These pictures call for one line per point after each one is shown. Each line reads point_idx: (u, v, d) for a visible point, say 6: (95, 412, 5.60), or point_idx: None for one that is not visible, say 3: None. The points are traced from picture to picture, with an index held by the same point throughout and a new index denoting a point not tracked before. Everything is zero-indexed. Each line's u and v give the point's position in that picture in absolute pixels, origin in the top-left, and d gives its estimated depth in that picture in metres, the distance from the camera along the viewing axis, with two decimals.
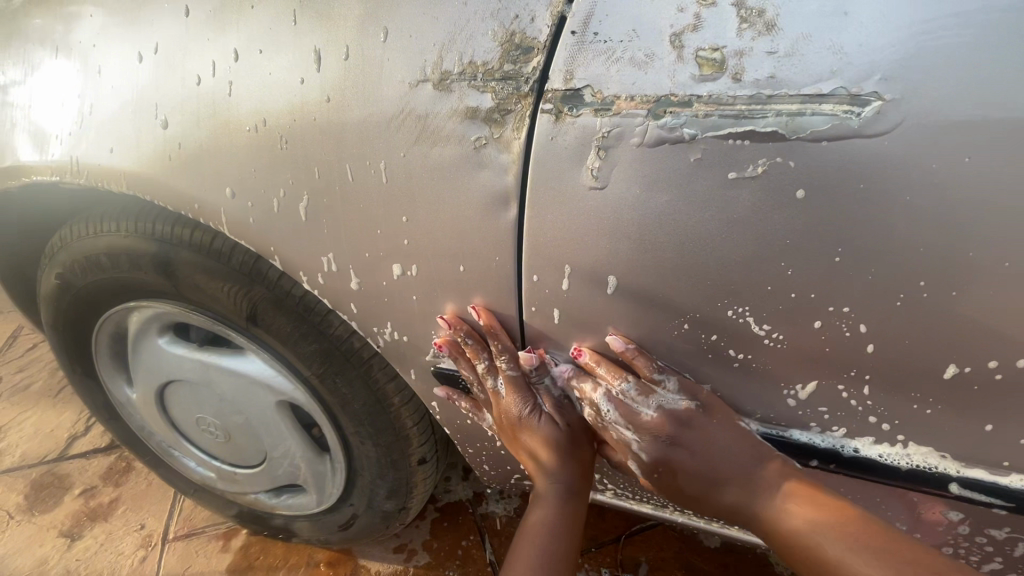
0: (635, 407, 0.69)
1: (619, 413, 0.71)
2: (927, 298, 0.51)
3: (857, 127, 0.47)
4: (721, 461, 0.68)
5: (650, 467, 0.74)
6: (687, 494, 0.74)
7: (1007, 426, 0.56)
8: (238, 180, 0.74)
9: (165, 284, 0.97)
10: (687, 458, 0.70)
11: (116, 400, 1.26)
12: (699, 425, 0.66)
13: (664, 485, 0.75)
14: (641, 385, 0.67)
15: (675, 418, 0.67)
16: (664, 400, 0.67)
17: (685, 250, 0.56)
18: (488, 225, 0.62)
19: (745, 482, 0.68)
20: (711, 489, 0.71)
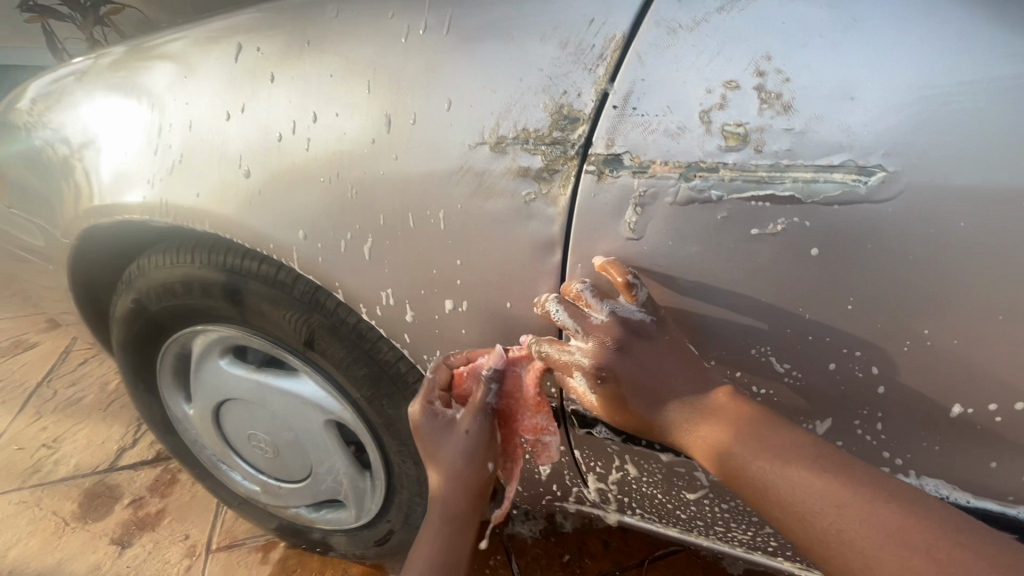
0: (586, 312, 0.66)
1: (568, 320, 0.67)
2: (932, 343, 0.57)
3: (864, 194, 0.55)
4: (658, 369, 0.66)
5: (594, 380, 0.68)
6: (627, 411, 0.69)
7: (1010, 461, 0.62)
8: (311, 222, 0.84)
9: (232, 311, 1.07)
10: (632, 364, 0.66)
11: (173, 416, 1.36)
12: (649, 334, 0.65)
13: (605, 402, 0.69)
14: (601, 293, 0.67)
15: (624, 323, 0.65)
16: (620, 307, 0.65)
17: (711, 295, 0.63)
18: (535, 268, 0.71)
19: (687, 392, 0.65)
20: (651, 400, 0.67)
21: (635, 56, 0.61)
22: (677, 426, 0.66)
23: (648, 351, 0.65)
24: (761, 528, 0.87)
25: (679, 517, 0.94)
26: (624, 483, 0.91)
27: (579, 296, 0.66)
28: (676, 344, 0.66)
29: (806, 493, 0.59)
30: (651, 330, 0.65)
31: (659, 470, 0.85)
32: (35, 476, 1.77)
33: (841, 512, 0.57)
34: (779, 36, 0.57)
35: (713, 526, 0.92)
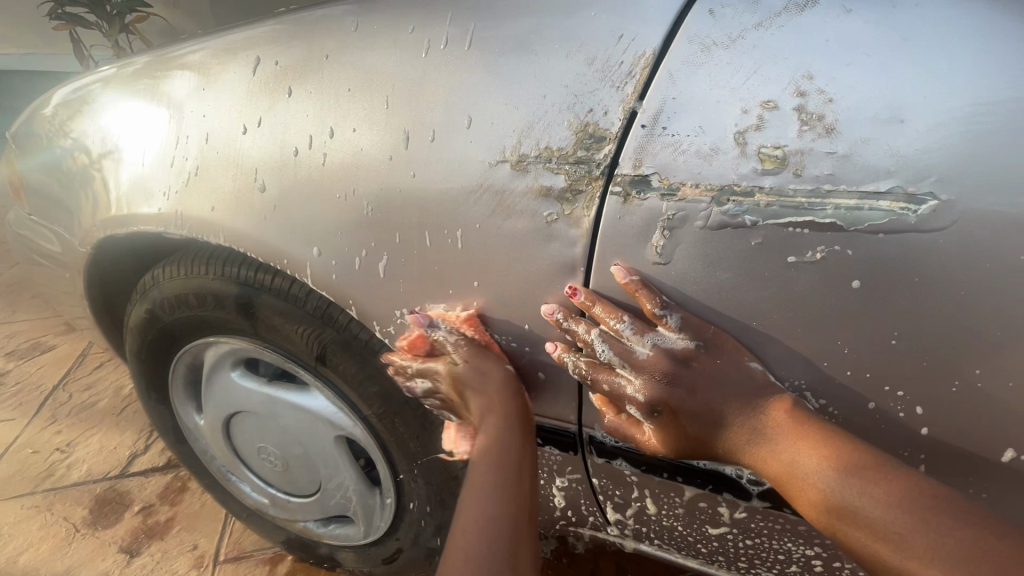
0: (629, 347, 0.66)
1: (613, 355, 0.67)
2: (980, 382, 0.54)
3: (914, 223, 0.51)
4: (712, 399, 0.64)
5: (649, 412, 0.68)
6: (688, 438, 0.68)
7: None
8: (326, 238, 0.82)
9: (244, 323, 1.05)
10: (681, 394, 0.66)
11: (184, 425, 1.35)
12: (700, 362, 0.63)
13: (663, 430, 0.69)
14: (639, 326, 0.65)
15: (671, 354, 0.65)
16: (661, 339, 0.64)
17: (743, 323, 0.61)
18: (555, 291, 0.68)
19: (746, 415, 0.63)
20: (711, 428, 0.66)
21: (666, 75, 0.59)
22: (741, 449, 0.65)
23: (699, 379, 0.64)
24: (786, 567, 0.83)
25: (698, 550, 0.90)
26: (642, 513, 0.88)
27: (619, 329, 0.65)
28: (729, 366, 0.62)
29: (873, 513, 0.56)
30: (698, 357, 0.63)
31: (679, 504, 0.82)
32: (48, 481, 1.77)
33: (904, 538, 0.55)
34: (820, 55, 0.54)
35: (735, 561, 0.88)
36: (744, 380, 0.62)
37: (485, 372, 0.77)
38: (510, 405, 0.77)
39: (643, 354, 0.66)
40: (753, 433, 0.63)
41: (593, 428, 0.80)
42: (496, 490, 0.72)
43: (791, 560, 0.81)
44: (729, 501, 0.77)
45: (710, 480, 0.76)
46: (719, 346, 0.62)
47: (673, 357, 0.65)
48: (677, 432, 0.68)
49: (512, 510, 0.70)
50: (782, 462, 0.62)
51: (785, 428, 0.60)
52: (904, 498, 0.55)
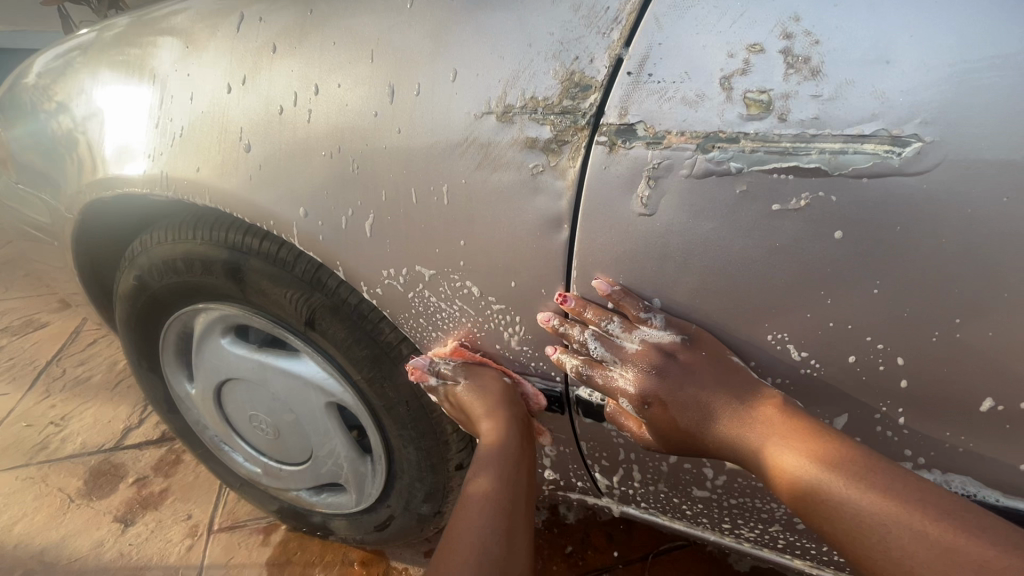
0: (619, 342, 0.71)
1: (606, 352, 0.73)
2: (961, 329, 0.55)
3: (898, 165, 0.51)
4: (697, 394, 0.69)
5: (641, 406, 0.73)
6: (679, 433, 0.72)
7: None
8: (312, 198, 0.82)
9: (233, 289, 1.05)
10: (668, 389, 0.71)
11: (176, 394, 1.35)
12: (687, 357, 0.67)
13: (656, 425, 0.73)
14: (627, 325, 0.69)
15: (659, 348, 0.68)
16: (649, 335, 0.67)
17: (728, 274, 0.61)
18: (539, 246, 0.68)
19: (731, 409, 0.67)
20: (702, 423, 0.70)
21: (652, 19, 0.58)
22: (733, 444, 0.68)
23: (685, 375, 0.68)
24: (769, 527, 0.84)
25: (683, 512, 0.91)
26: (625, 475, 0.89)
27: (608, 329, 0.69)
28: (712, 361, 0.65)
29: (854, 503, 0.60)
30: (683, 350, 0.67)
31: (663, 466, 0.83)
32: (42, 453, 1.78)
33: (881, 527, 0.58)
34: None
35: (718, 522, 0.89)
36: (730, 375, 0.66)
37: (487, 385, 0.83)
38: (512, 411, 0.82)
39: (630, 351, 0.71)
40: (741, 427, 0.67)
41: (579, 387, 0.80)
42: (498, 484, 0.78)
43: (774, 519, 0.82)
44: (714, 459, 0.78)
45: None
46: (702, 343, 0.65)
47: (661, 352, 0.69)
48: (667, 427, 0.72)
49: (511, 506, 0.77)
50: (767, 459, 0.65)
51: (773, 424, 0.63)
52: (881, 479, 0.59)
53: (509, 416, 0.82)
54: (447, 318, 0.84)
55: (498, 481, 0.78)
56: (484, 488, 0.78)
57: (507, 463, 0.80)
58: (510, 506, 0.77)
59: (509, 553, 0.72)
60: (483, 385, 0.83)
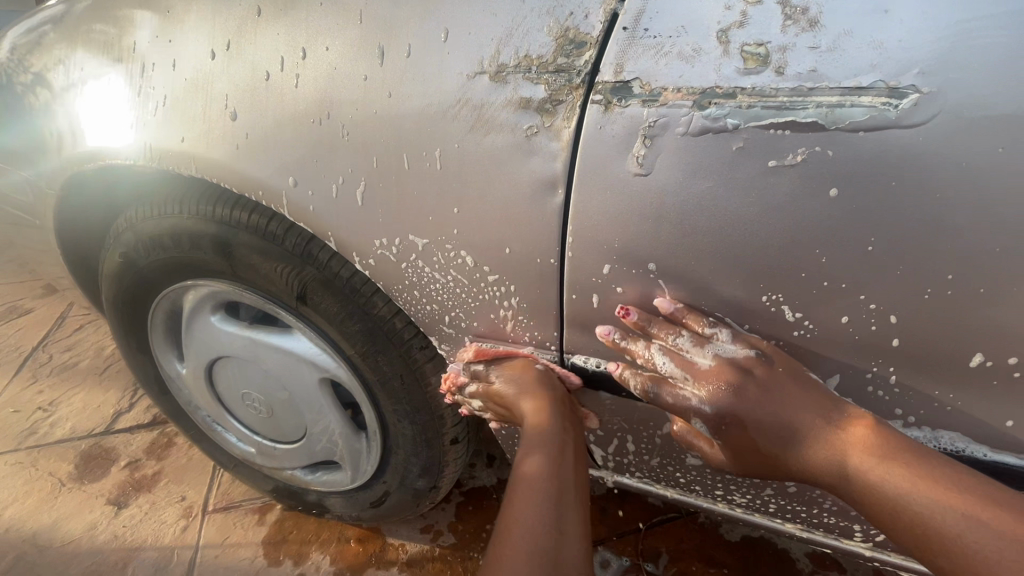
0: (691, 359, 0.70)
1: (675, 368, 0.72)
2: (954, 286, 0.55)
3: (894, 118, 0.51)
4: (788, 417, 0.67)
5: (717, 425, 0.72)
6: (761, 452, 0.71)
7: None
8: (301, 167, 0.80)
9: (222, 264, 1.03)
10: (755, 411, 0.68)
11: (166, 375, 1.34)
12: (762, 373, 0.66)
13: (734, 444, 0.72)
14: (696, 339, 0.68)
15: (733, 364, 0.68)
16: (721, 350, 0.68)
17: (723, 236, 0.60)
18: (533, 210, 0.68)
19: (821, 430, 0.66)
20: (786, 442, 0.69)
21: None
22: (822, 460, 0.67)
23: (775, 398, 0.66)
24: (761, 491, 0.86)
25: (678, 480, 0.92)
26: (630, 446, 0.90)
27: (678, 344, 0.69)
28: (793, 378, 0.65)
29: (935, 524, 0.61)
30: (759, 366, 0.66)
31: (659, 433, 0.84)
32: (31, 438, 1.76)
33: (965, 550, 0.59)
34: None
35: (711, 489, 0.91)
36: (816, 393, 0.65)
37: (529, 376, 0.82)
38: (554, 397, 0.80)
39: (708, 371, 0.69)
40: (829, 448, 0.65)
41: (573, 355, 0.80)
42: (549, 470, 0.75)
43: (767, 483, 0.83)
44: None
45: None
46: (779, 359, 0.65)
47: (743, 371, 0.67)
48: (746, 447, 0.72)
49: (562, 494, 0.73)
50: (860, 477, 0.65)
51: (865, 444, 0.63)
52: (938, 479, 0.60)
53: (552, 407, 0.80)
54: (440, 289, 0.83)
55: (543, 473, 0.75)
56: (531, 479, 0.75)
57: (549, 454, 0.77)
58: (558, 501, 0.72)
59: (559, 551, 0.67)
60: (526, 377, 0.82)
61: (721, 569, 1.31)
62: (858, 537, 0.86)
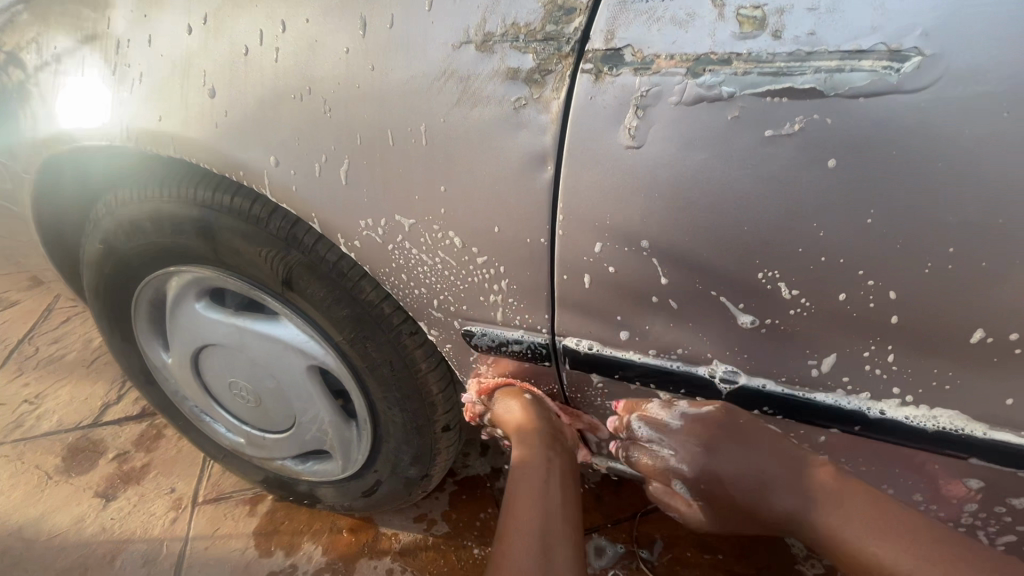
0: (662, 423, 0.79)
1: (651, 436, 0.80)
2: (955, 259, 0.53)
3: (895, 83, 0.49)
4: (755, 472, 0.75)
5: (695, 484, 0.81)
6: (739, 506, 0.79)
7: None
8: (282, 146, 0.77)
9: (204, 249, 1.00)
10: (724, 465, 0.77)
11: (152, 364, 1.31)
12: (729, 426, 0.74)
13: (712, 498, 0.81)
14: (665, 402, 0.78)
15: (701, 420, 0.76)
16: (689, 409, 0.77)
17: (717, 210, 0.58)
18: (522, 187, 0.66)
19: (786, 479, 0.74)
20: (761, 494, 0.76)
21: None
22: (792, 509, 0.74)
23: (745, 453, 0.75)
24: None
25: None
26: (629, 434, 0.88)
27: (651, 409, 0.79)
28: (754, 429, 0.74)
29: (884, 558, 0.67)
30: (726, 419, 0.74)
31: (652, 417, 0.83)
32: (17, 432, 1.73)
33: None
34: None
35: None
36: (783, 451, 0.74)
37: (513, 406, 0.91)
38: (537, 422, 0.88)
39: (685, 426, 0.78)
40: (795, 497, 0.74)
41: (565, 337, 0.78)
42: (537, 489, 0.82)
43: None
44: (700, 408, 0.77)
45: (680, 385, 0.74)
46: (739, 412, 0.74)
47: (716, 430, 0.75)
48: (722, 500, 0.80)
49: (549, 510, 0.79)
50: (823, 528, 0.72)
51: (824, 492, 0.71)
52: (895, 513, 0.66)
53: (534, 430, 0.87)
54: (428, 272, 0.80)
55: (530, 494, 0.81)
56: (519, 501, 0.81)
57: (535, 476, 0.84)
58: (546, 519, 0.78)
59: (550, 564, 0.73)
60: (510, 405, 0.91)
61: (715, 554, 1.30)
62: None
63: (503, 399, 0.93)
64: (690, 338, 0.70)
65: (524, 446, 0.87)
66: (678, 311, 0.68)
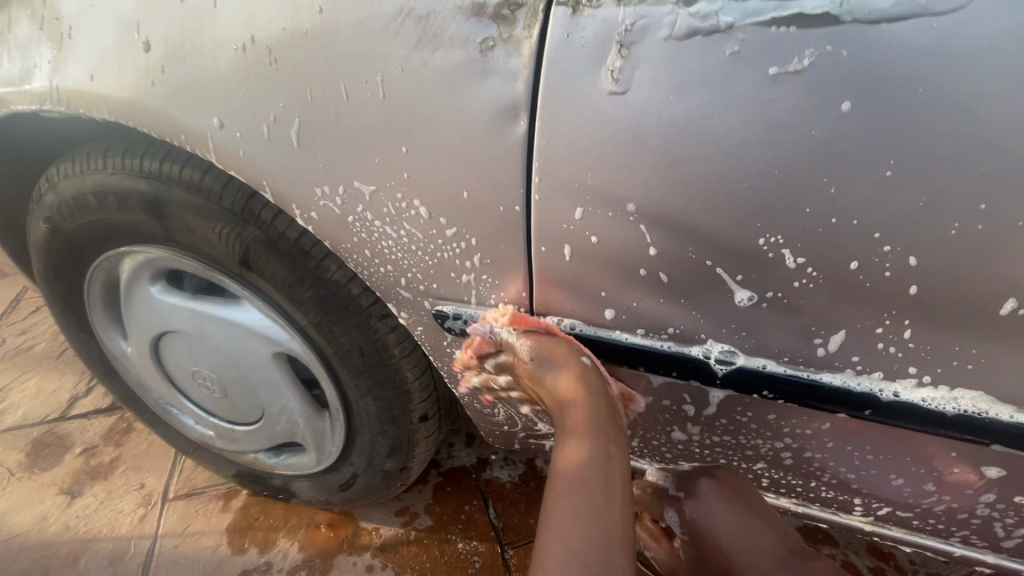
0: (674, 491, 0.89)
1: (664, 501, 0.90)
2: (984, 218, 0.47)
3: (924, 4, 0.44)
4: (744, 538, 0.81)
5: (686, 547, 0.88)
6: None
7: None
8: (226, 105, 0.69)
9: (155, 226, 0.92)
10: (718, 527, 0.82)
11: (111, 354, 1.23)
12: (732, 500, 0.81)
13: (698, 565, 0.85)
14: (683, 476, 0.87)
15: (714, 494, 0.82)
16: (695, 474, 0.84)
17: (713, 165, 0.51)
18: (491, 145, 0.58)
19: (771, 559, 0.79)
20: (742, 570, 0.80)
21: None
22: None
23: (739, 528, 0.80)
24: (753, 465, 0.78)
25: (663, 454, 0.85)
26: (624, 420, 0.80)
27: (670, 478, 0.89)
28: (756, 506, 0.82)
29: None
30: (732, 493, 0.81)
31: (642, 403, 0.76)
32: None
33: None
34: None
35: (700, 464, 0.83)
36: (780, 534, 0.81)
37: (566, 373, 0.68)
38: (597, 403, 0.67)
39: (703, 485, 0.83)
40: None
41: (545, 316, 0.70)
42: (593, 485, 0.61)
43: (760, 456, 0.75)
44: (693, 393, 0.70)
45: (672, 367, 0.67)
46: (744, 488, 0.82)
47: (723, 496, 0.81)
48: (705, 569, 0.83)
49: (609, 516, 0.59)
50: None
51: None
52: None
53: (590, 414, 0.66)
54: (393, 247, 0.72)
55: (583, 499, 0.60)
56: (569, 508, 0.60)
57: (591, 469, 0.63)
58: (606, 537, 0.57)
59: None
60: (563, 373, 0.68)
61: None
62: (859, 512, 0.78)
63: (546, 348, 0.70)
64: (683, 315, 0.63)
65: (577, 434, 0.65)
66: (670, 285, 0.61)
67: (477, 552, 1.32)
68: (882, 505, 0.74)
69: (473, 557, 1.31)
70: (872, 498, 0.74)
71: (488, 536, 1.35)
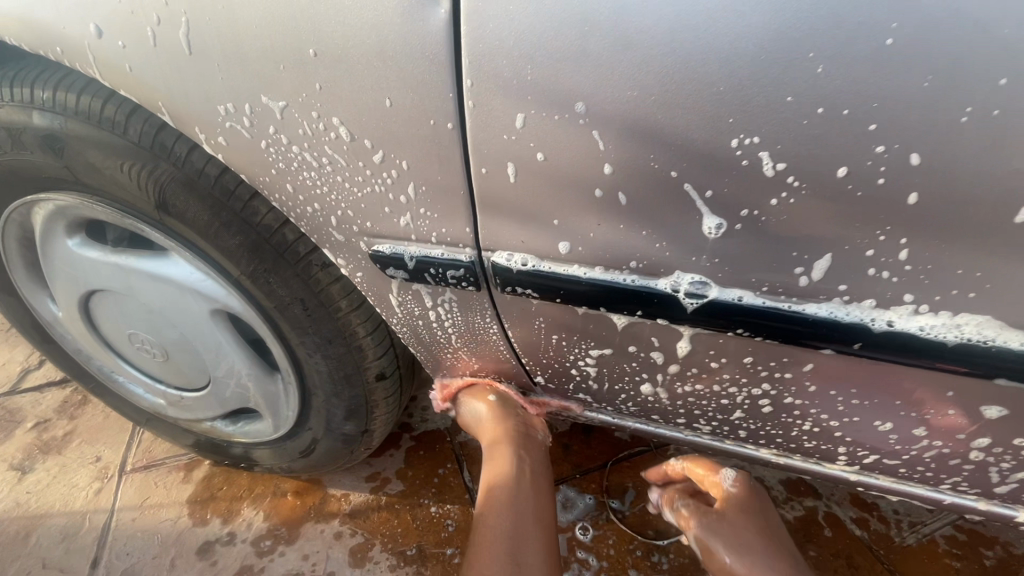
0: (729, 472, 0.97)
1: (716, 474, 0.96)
2: (1002, 99, 0.38)
3: None
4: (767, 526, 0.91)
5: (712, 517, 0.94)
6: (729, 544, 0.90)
7: None
8: (105, 7, 0.58)
9: (59, 168, 0.81)
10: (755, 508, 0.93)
11: (43, 319, 1.13)
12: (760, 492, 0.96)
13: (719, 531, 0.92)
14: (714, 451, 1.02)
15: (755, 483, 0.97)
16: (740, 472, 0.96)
17: (672, 46, 0.43)
18: (412, 35, 0.49)
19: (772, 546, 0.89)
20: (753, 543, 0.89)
21: None
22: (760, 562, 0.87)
23: (762, 521, 0.92)
24: (730, 416, 0.71)
25: (634, 408, 0.77)
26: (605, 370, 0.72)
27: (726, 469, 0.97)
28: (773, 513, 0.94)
29: None
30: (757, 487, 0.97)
31: (606, 350, 0.68)
32: None
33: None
34: None
35: (674, 417, 0.76)
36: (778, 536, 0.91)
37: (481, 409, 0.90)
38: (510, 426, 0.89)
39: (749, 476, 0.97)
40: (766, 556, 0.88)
41: (494, 252, 0.61)
42: (508, 492, 0.87)
43: (737, 406, 0.68)
44: (662, 336, 0.63)
45: (638, 305, 0.59)
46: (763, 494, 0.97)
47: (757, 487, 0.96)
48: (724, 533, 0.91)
49: (520, 513, 0.85)
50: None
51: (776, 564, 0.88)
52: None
53: (503, 437, 0.90)
54: (315, 177, 0.62)
55: (500, 494, 0.87)
56: (492, 503, 0.87)
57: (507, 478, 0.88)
58: (518, 518, 0.85)
59: (519, 563, 0.80)
60: (480, 410, 0.90)
61: None
62: (842, 461, 0.72)
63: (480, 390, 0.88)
64: (646, 245, 0.54)
65: (495, 451, 0.90)
66: (631, 209, 0.52)
67: (450, 516, 1.27)
68: (868, 453, 0.68)
69: (446, 521, 1.25)
70: (857, 446, 0.68)
71: (462, 500, 1.29)
